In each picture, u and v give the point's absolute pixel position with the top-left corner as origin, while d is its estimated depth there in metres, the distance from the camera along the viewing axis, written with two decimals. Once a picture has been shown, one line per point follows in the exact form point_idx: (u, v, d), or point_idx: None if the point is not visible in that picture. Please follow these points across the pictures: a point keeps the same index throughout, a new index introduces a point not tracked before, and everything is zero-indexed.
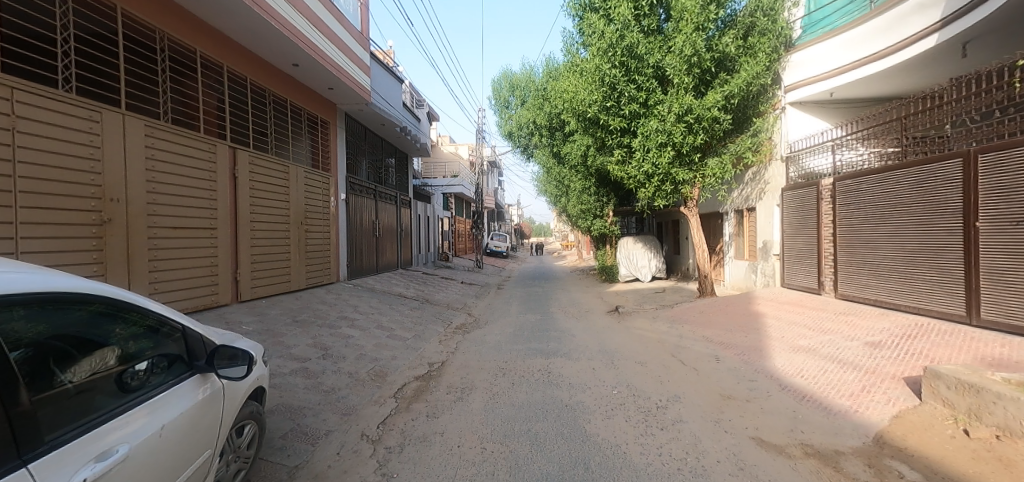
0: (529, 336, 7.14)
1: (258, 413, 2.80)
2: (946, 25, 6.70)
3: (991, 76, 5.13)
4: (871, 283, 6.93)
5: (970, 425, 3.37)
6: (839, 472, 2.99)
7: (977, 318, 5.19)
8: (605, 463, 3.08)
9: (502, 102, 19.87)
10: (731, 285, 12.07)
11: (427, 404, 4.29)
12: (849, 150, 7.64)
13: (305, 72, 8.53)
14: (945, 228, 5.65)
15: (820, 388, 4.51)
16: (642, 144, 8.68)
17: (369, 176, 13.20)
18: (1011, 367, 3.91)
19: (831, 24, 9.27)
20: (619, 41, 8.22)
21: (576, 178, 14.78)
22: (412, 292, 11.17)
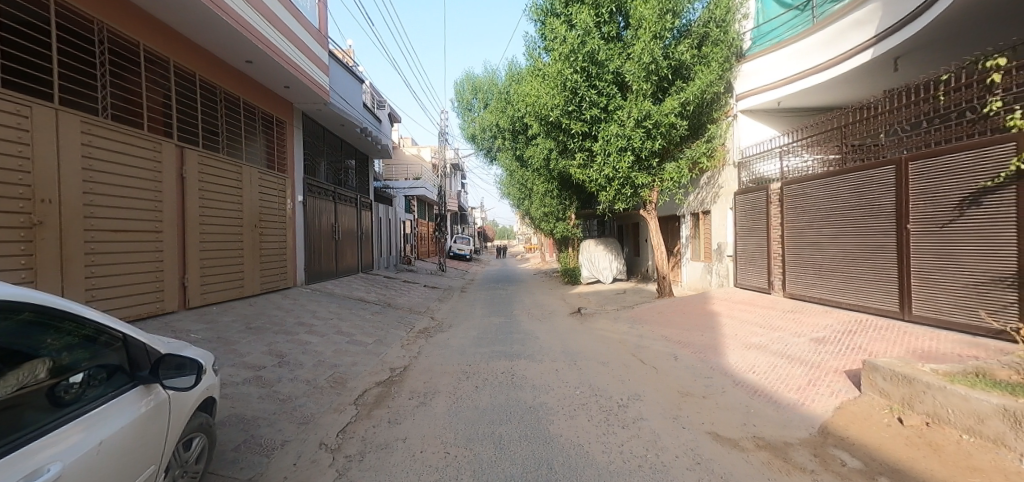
0: (493, 339, 7.11)
1: (208, 424, 2.67)
2: (880, 41, 7.12)
3: (919, 90, 5.52)
4: (816, 282, 7.31)
5: (904, 413, 3.63)
6: (787, 463, 3.17)
7: (910, 313, 5.54)
8: (568, 463, 3.11)
9: (465, 105, 19.92)
10: (689, 285, 12.44)
11: (388, 410, 4.19)
12: (796, 156, 8.04)
13: (260, 70, 8.25)
14: (880, 230, 6.02)
15: (770, 384, 4.71)
16: (603, 148, 8.79)
17: (327, 177, 12.84)
18: (939, 358, 4.20)
19: (779, 36, 9.73)
20: (580, 47, 8.35)
21: (539, 181, 14.90)
22: (373, 296, 10.94)
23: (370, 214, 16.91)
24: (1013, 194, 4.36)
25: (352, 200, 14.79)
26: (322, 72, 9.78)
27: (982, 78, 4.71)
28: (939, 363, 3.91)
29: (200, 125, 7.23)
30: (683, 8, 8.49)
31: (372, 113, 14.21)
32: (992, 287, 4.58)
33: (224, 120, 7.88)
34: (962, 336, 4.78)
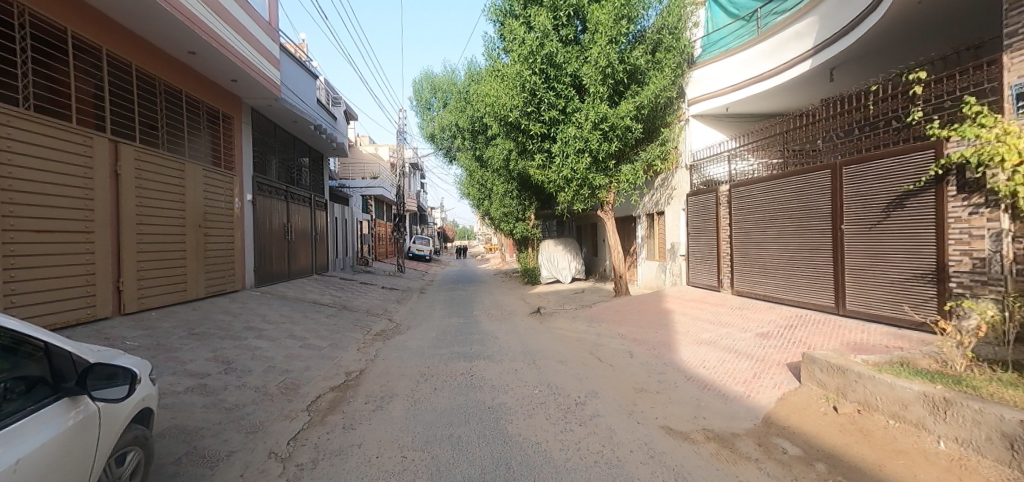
0: (451, 340, 7.07)
1: (144, 437, 2.47)
2: (817, 53, 7.56)
3: (851, 99, 5.93)
4: (761, 279, 7.69)
5: (838, 402, 3.87)
6: (734, 453, 3.32)
7: (845, 308, 5.91)
8: (526, 462, 3.12)
9: (424, 104, 19.72)
10: (644, 284, 12.82)
11: (343, 416, 4.07)
12: (742, 160, 8.42)
13: (205, 62, 7.84)
14: (817, 230, 6.40)
15: (719, 378, 4.91)
16: (561, 149, 8.93)
17: (279, 175, 12.42)
18: (869, 349, 4.51)
19: (726, 45, 10.22)
20: (539, 49, 8.48)
21: (499, 181, 14.92)
22: (328, 299, 10.62)
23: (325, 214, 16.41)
24: (933, 196, 4.68)
25: (306, 199, 14.33)
26: (274, 66, 9.46)
27: (906, 90, 5.09)
28: (870, 354, 4.19)
29: (137, 118, 6.80)
30: (638, 14, 8.72)
31: (327, 111, 13.94)
32: (914, 282, 4.94)
33: (164, 113, 7.45)
34: (889, 329, 5.14)
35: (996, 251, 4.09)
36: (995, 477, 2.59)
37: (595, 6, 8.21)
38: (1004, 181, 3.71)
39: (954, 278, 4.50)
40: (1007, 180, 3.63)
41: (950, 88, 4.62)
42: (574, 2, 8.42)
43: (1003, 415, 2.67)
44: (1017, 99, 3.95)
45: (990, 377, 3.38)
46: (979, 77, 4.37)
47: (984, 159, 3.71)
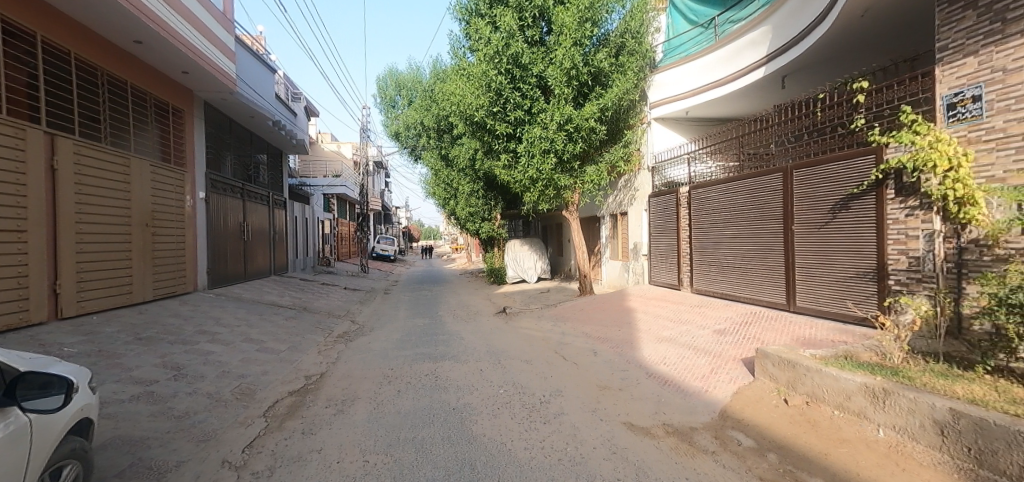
0: (416, 341, 6.99)
1: (84, 450, 2.28)
2: (770, 61, 7.86)
3: (801, 106, 6.24)
4: (719, 278, 7.98)
5: (788, 394, 4.06)
6: (692, 447, 3.44)
7: (795, 305, 6.19)
8: (490, 462, 3.11)
9: (389, 101, 19.44)
10: (608, 283, 13.07)
11: (302, 421, 3.94)
12: (701, 163, 8.69)
13: (152, 52, 7.47)
14: (771, 231, 6.68)
15: (678, 374, 5.05)
16: (527, 150, 8.98)
17: (235, 173, 11.99)
18: (816, 343, 4.75)
19: (686, 50, 10.60)
20: (504, 49, 8.53)
21: (465, 180, 14.85)
22: (288, 300, 10.30)
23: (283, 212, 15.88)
24: (874, 198, 4.98)
25: (263, 197, 13.88)
26: (229, 60, 9.23)
27: (850, 98, 5.42)
28: (817, 349, 4.41)
29: (77, 109, 6.38)
30: (602, 17, 8.85)
31: (285, 106, 13.66)
32: (857, 280, 5.22)
33: (107, 105, 7.03)
34: (836, 324, 5.42)
35: (929, 250, 4.34)
36: (928, 462, 2.79)
37: (559, 8, 8.30)
38: (935, 185, 3.98)
39: (893, 276, 4.78)
40: (938, 185, 3.92)
41: (890, 98, 4.95)
42: (539, 4, 8.50)
43: (934, 403, 2.89)
44: (947, 109, 4.27)
45: (923, 368, 3.64)
46: (914, 88, 4.69)
47: (919, 166, 3.97)
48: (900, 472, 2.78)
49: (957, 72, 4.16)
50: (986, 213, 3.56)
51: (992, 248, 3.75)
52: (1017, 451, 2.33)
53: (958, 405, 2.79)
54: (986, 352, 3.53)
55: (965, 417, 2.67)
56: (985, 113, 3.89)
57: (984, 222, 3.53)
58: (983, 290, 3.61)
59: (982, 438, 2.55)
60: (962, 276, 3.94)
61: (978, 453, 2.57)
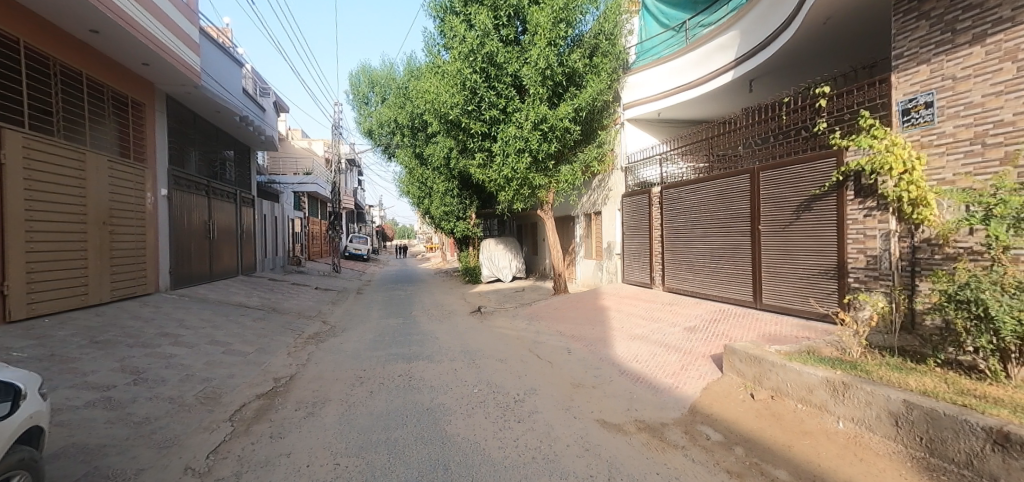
0: (390, 342, 6.93)
1: (34, 460, 2.13)
2: (738, 65, 8.11)
3: (767, 110, 6.45)
4: (689, 277, 8.15)
5: (754, 389, 4.19)
6: (663, 442, 3.51)
7: (761, 302, 6.38)
8: (464, 462, 3.09)
9: (361, 98, 19.14)
10: (582, 282, 13.22)
11: (270, 424, 3.83)
12: (672, 164, 8.87)
13: (107, 41, 7.13)
14: (739, 231, 6.86)
15: (650, 370, 5.15)
16: (502, 149, 8.98)
17: (200, 170, 11.67)
18: (780, 339, 4.91)
19: (658, 53, 10.82)
20: (479, 48, 8.54)
21: (439, 179, 14.76)
22: (256, 301, 10.02)
23: (251, 210, 15.45)
24: (834, 200, 5.18)
25: (230, 195, 13.52)
26: (194, 52, 8.96)
27: (813, 103, 5.63)
28: (782, 344, 4.55)
29: (27, 101, 6.04)
30: (577, 18, 8.91)
31: (255, 102, 13.40)
32: (820, 277, 5.41)
33: (61, 97, 6.68)
34: (800, 321, 5.60)
35: (885, 249, 4.54)
36: (885, 452, 2.93)
37: (535, 8, 8.33)
38: (891, 187, 4.17)
39: (853, 274, 4.98)
40: (895, 187, 4.11)
41: (849, 103, 5.17)
42: (514, 3, 8.50)
43: (889, 395, 3.02)
44: (901, 115, 4.49)
45: (880, 362, 3.81)
46: (872, 94, 4.87)
47: (876, 168, 4.18)
48: (859, 462, 2.90)
49: (911, 79, 4.38)
50: (938, 214, 3.75)
51: (942, 247, 3.96)
52: (965, 439, 2.48)
53: (910, 396, 2.93)
54: (937, 346, 3.72)
55: (917, 408, 2.82)
56: (936, 118, 4.10)
57: (936, 222, 3.72)
58: (935, 287, 3.75)
59: (934, 428, 2.69)
60: (916, 274, 4.14)
61: (929, 442, 2.72)
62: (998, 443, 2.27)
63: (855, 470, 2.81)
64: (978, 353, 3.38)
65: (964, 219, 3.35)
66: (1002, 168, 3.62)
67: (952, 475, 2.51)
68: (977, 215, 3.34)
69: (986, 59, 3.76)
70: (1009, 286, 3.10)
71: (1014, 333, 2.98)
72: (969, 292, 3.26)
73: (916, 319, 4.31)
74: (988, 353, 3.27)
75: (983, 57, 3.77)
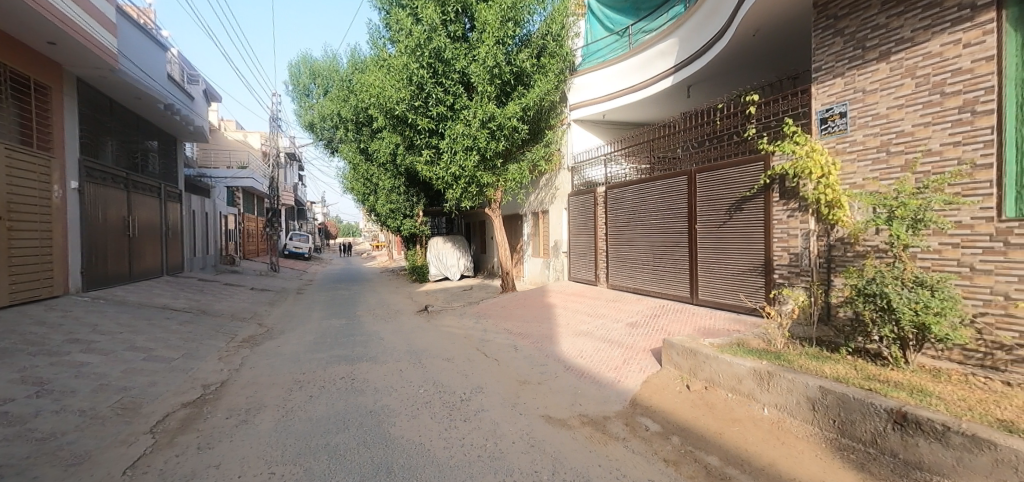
0: (332, 343, 6.73)
1: None
2: (677, 72, 8.48)
3: (702, 115, 6.82)
4: (632, 274, 8.46)
5: (690, 380, 4.41)
6: (605, 434, 3.62)
7: (698, 297, 6.72)
8: (408, 463, 3.02)
9: (301, 90, 18.82)
10: (529, 280, 13.38)
11: (197, 435, 3.57)
12: (616, 165, 9.15)
13: (1, 15, 6.36)
14: (678, 230, 7.18)
15: (594, 366, 5.30)
16: (450, 146, 8.90)
17: (118, 161, 10.84)
18: (714, 332, 5.20)
19: (602, 56, 11.14)
20: (427, 42, 8.41)
21: (385, 176, 14.44)
22: (184, 303, 9.40)
23: (178, 206, 14.48)
24: (761, 201, 5.55)
25: (154, 189, 12.62)
26: (109, 32, 8.33)
27: (744, 109, 6.00)
28: (715, 337, 4.82)
29: None
30: (524, 18, 9.04)
31: (182, 90, 12.59)
32: (750, 274, 5.76)
33: None
34: (731, 314, 5.96)
35: (806, 248, 4.90)
36: (803, 435, 3.18)
37: (482, 6, 8.36)
38: (811, 190, 4.53)
39: (777, 271, 5.35)
40: (814, 190, 4.46)
41: (776, 111, 5.57)
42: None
43: (808, 383, 3.27)
44: (820, 123, 4.94)
45: (800, 352, 4.12)
46: (795, 103, 5.33)
47: (798, 173, 4.51)
48: (781, 445, 3.14)
49: (828, 91, 4.83)
50: (849, 215, 4.10)
51: (853, 245, 4.33)
52: (871, 420, 2.76)
53: (825, 383, 3.19)
54: (848, 336, 4.07)
55: (831, 393, 3.08)
56: (849, 127, 4.58)
57: (848, 222, 4.08)
58: (848, 284, 4.13)
59: (845, 412, 2.96)
60: (832, 270, 4.52)
61: (840, 423, 3.00)
62: (898, 422, 2.59)
63: (778, 453, 3.04)
64: (882, 342, 3.74)
65: (871, 220, 3.70)
66: (902, 174, 4.09)
67: (860, 453, 2.80)
68: (881, 216, 3.70)
69: (890, 74, 4.19)
70: (907, 281, 3.45)
71: (912, 322, 3.33)
72: (875, 287, 3.57)
73: (830, 311, 4.70)
74: (890, 341, 3.63)
75: (888, 73, 4.20)
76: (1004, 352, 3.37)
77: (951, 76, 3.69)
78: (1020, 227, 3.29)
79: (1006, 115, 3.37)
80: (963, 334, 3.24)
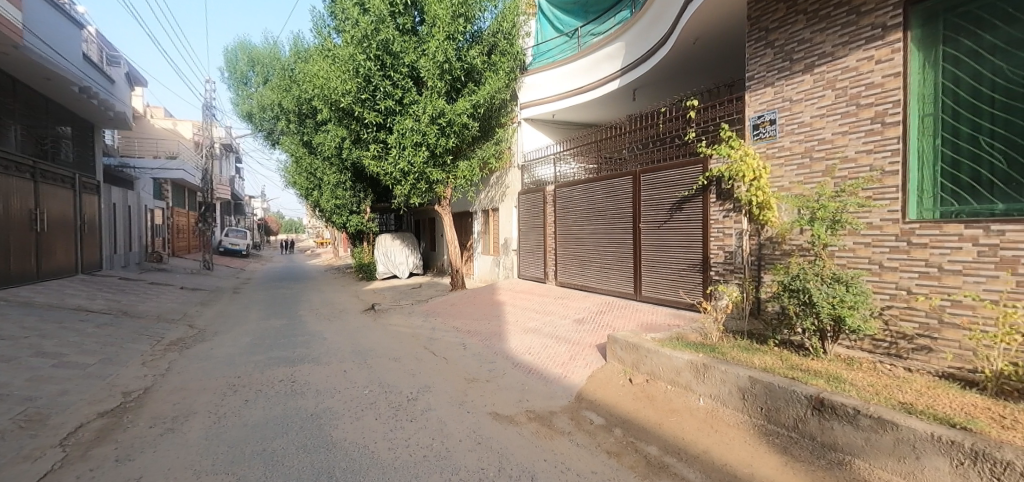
0: (271, 345, 6.46)
1: None
2: (623, 75, 8.73)
3: (646, 117, 7.08)
4: (580, 272, 8.66)
5: (633, 374, 4.58)
6: (550, 429, 3.69)
7: (641, 293, 6.99)
8: (351, 466, 2.95)
9: (240, 77, 17.87)
10: (480, 277, 13.40)
11: (116, 446, 3.30)
12: (565, 164, 9.32)
13: None
14: (623, 229, 7.41)
15: (541, 362, 5.39)
16: (398, 141, 8.73)
17: (24, 147, 9.90)
18: (655, 327, 5.42)
19: (552, 56, 11.35)
20: (375, 34, 8.29)
21: (329, 170, 13.89)
22: (102, 305, 8.67)
23: (95, 198, 13.36)
24: (700, 202, 5.84)
25: (66, 179, 11.61)
26: (10, 5, 7.59)
27: (684, 114, 6.29)
28: (656, 332, 5.03)
29: None
30: (474, 15, 9.05)
31: (102, 73, 11.66)
32: (689, 271, 6.06)
33: None
34: (672, 310, 6.26)
35: (739, 246, 5.20)
36: (735, 422, 3.39)
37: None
38: (745, 192, 4.81)
39: (713, 268, 5.65)
40: (748, 192, 4.75)
41: (714, 116, 5.88)
42: None
43: (739, 373, 3.48)
44: (752, 128, 5.25)
45: (732, 344, 4.38)
46: (730, 109, 5.66)
47: (734, 175, 4.77)
48: (714, 433, 3.32)
49: (760, 99, 5.13)
50: (777, 216, 4.40)
51: (781, 244, 4.65)
52: (793, 407, 2.98)
53: (754, 373, 3.41)
54: (775, 329, 4.35)
55: (759, 382, 3.28)
56: (778, 134, 4.89)
57: (776, 222, 4.39)
58: (776, 281, 4.41)
59: (771, 399, 3.17)
60: (761, 268, 4.83)
61: (766, 410, 3.21)
62: (816, 407, 2.81)
63: (712, 441, 3.22)
64: (804, 334, 4.03)
65: (797, 221, 3.98)
66: (823, 178, 4.42)
67: (783, 437, 3.02)
68: (805, 217, 3.98)
69: (813, 86, 4.51)
70: (827, 277, 3.73)
71: (830, 315, 3.60)
72: (798, 282, 3.83)
73: (759, 306, 5.01)
74: (811, 333, 3.90)
75: (812, 84, 4.52)
76: (906, 342, 3.73)
77: (865, 90, 4.02)
78: (919, 227, 3.65)
79: (910, 127, 3.74)
80: (871, 325, 3.56)
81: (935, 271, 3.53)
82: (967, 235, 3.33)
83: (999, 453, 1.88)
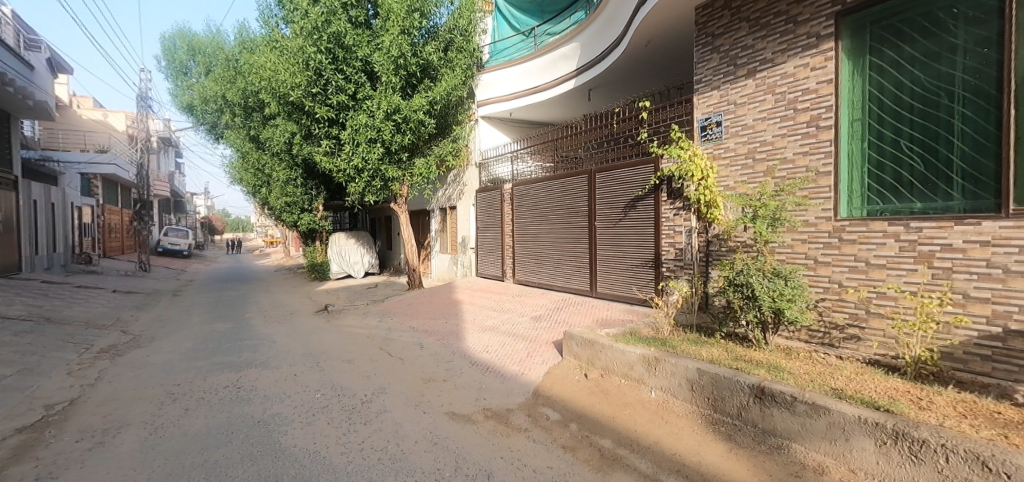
0: (215, 349, 6.19)
1: None
2: (578, 75, 8.86)
3: (601, 117, 7.21)
4: (537, 269, 8.74)
5: (589, 369, 4.68)
6: (506, 427, 3.73)
7: (597, 290, 7.16)
8: (300, 473, 2.88)
9: (180, 67, 16.87)
10: (437, 276, 13.28)
11: (37, 464, 3.06)
12: (522, 163, 9.36)
13: None
14: (580, 227, 7.54)
15: (499, 360, 5.43)
16: (351, 137, 8.52)
17: None
18: (609, 322, 5.57)
19: (508, 55, 11.34)
20: (325, 26, 8.05)
21: (280, 166, 13.30)
22: (19, 312, 7.97)
23: (12, 195, 12.29)
24: (652, 200, 6.03)
25: None
26: None
27: (637, 115, 6.46)
28: (611, 328, 5.17)
29: None
30: (430, 10, 8.98)
31: (20, 58, 10.75)
32: (642, 267, 6.25)
33: None
34: (626, 306, 6.46)
35: (689, 243, 5.41)
36: (684, 413, 3.53)
37: None
38: (694, 191, 4.99)
39: (665, 265, 5.85)
40: (698, 191, 4.93)
41: (667, 117, 6.06)
42: None
43: (688, 366, 3.62)
44: (701, 130, 5.45)
45: (682, 337, 4.57)
46: (681, 111, 5.85)
47: (684, 175, 4.94)
48: (665, 424, 3.46)
49: (707, 101, 5.34)
50: (724, 214, 4.60)
51: (727, 241, 4.88)
52: (737, 396, 3.14)
53: (702, 365, 3.55)
54: (722, 322, 4.56)
55: (707, 374, 3.43)
56: (724, 135, 5.10)
57: (722, 220, 4.60)
58: (722, 276, 4.61)
59: (717, 389, 3.32)
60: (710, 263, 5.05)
61: (713, 400, 3.36)
62: (758, 396, 2.96)
63: (663, 432, 3.34)
64: (747, 326, 4.24)
65: (741, 218, 4.17)
66: (765, 179, 4.65)
67: (728, 425, 3.18)
68: (748, 216, 4.18)
69: (756, 90, 4.73)
70: (768, 272, 3.93)
71: (771, 308, 3.80)
72: (742, 277, 4.01)
73: (707, 300, 5.23)
74: (754, 325, 4.12)
75: (754, 88, 4.74)
76: (838, 332, 4.00)
77: (802, 95, 4.25)
78: (848, 225, 3.91)
79: (841, 132, 4.00)
80: (807, 316, 3.79)
81: (863, 265, 3.80)
82: (889, 231, 3.60)
83: (916, 432, 2.07)
